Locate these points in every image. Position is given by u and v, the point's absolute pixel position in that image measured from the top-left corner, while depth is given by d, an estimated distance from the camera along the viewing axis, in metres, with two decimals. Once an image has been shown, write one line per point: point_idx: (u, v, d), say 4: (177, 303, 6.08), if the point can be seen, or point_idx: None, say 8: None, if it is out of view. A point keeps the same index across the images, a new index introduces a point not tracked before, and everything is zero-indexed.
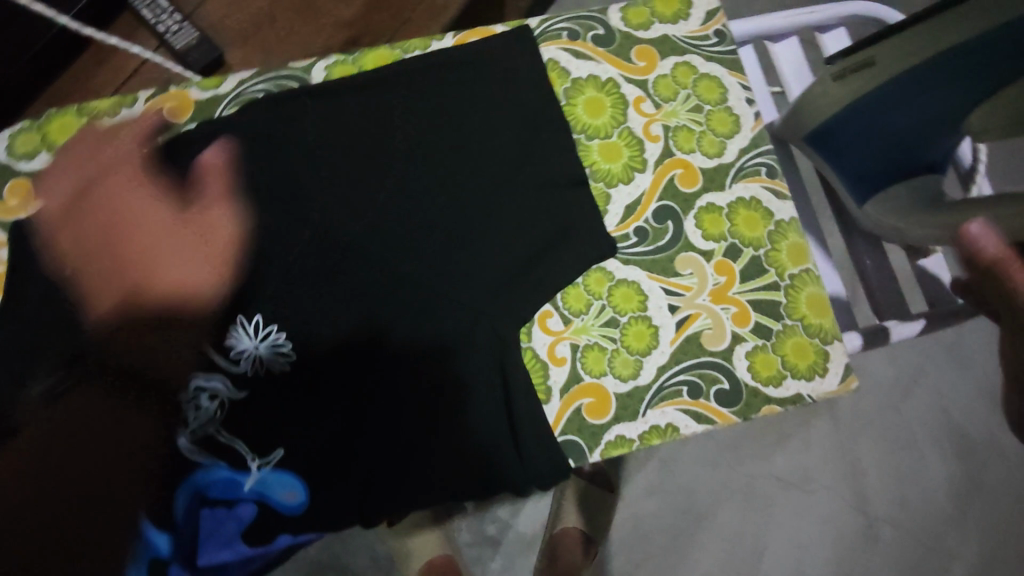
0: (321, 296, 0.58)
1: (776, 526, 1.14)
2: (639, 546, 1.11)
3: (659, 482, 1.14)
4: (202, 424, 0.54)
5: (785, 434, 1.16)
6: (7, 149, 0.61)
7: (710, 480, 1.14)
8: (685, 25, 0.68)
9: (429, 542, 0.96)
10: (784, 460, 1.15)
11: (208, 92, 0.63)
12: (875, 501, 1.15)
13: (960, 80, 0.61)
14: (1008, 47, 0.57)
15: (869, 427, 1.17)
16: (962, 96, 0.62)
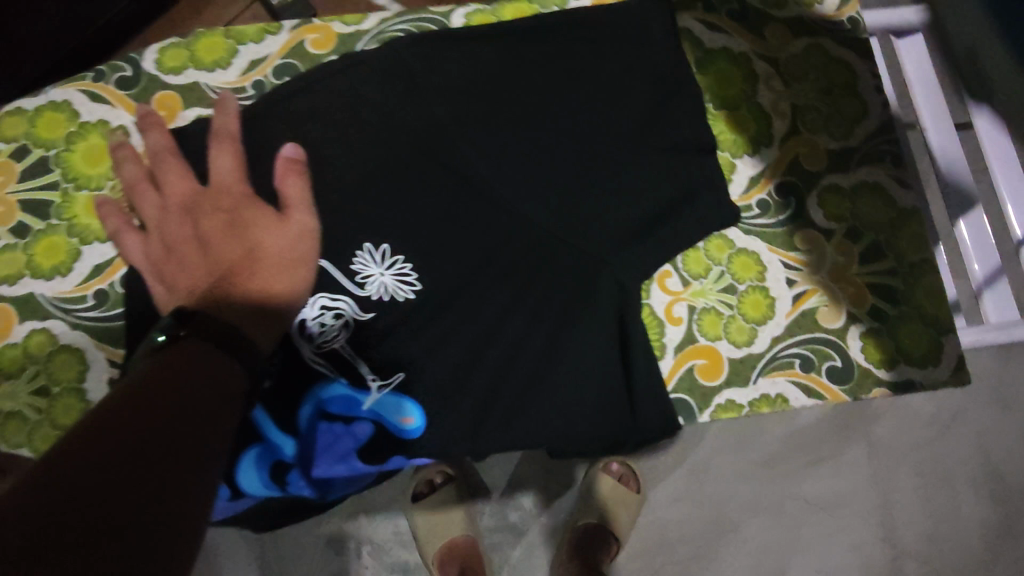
0: (447, 232, 0.59)
1: (792, 557, 0.78)
2: (651, 554, 0.78)
3: (685, 484, 0.79)
4: (328, 339, 0.56)
5: (819, 456, 0.79)
6: (155, 63, 0.63)
7: (745, 489, 0.79)
8: (821, 8, 0.67)
9: (450, 520, 0.74)
10: (822, 478, 0.79)
11: (350, 27, 0.65)
12: (904, 534, 0.79)
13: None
14: None
15: (915, 449, 0.80)
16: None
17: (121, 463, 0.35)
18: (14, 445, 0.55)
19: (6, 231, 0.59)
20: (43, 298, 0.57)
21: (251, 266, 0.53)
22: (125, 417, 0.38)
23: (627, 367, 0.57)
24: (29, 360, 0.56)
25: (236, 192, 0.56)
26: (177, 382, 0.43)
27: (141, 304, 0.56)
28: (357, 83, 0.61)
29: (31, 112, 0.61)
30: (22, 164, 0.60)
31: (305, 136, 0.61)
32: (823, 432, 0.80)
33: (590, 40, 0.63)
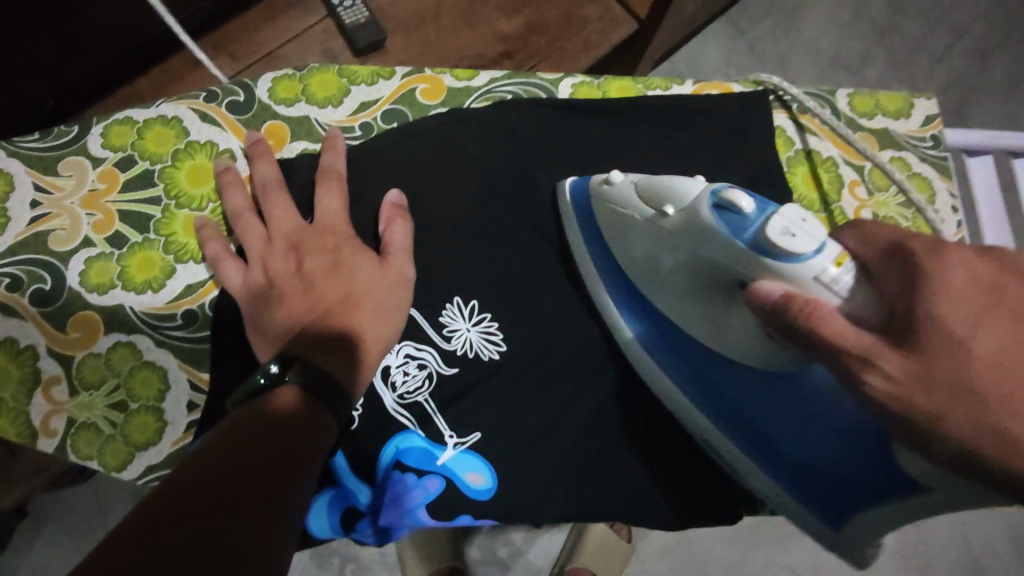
0: (534, 295, 0.60)
1: None
2: None
3: (675, 545, 0.91)
4: (411, 390, 0.57)
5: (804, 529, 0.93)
6: (269, 92, 0.64)
7: (730, 561, 0.92)
8: (905, 123, 0.71)
9: (439, 549, 0.83)
10: (804, 557, 0.92)
11: (460, 82, 0.67)
12: None
13: (785, 419, 0.51)
14: (691, 375, 0.56)
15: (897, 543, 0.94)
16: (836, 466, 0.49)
17: (207, 485, 0.37)
18: (84, 457, 0.55)
19: (103, 239, 0.59)
20: (130, 311, 0.57)
21: (351, 312, 0.53)
22: (219, 449, 0.40)
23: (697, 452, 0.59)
24: (110, 373, 0.56)
25: (340, 232, 0.57)
26: (270, 422, 0.43)
27: (233, 331, 0.56)
28: (461, 137, 0.63)
29: (140, 124, 0.62)
30: (126, 174, 0.61)
31: (408, 182, 0.62)
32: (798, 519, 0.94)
33: (691, 119, 0.65)
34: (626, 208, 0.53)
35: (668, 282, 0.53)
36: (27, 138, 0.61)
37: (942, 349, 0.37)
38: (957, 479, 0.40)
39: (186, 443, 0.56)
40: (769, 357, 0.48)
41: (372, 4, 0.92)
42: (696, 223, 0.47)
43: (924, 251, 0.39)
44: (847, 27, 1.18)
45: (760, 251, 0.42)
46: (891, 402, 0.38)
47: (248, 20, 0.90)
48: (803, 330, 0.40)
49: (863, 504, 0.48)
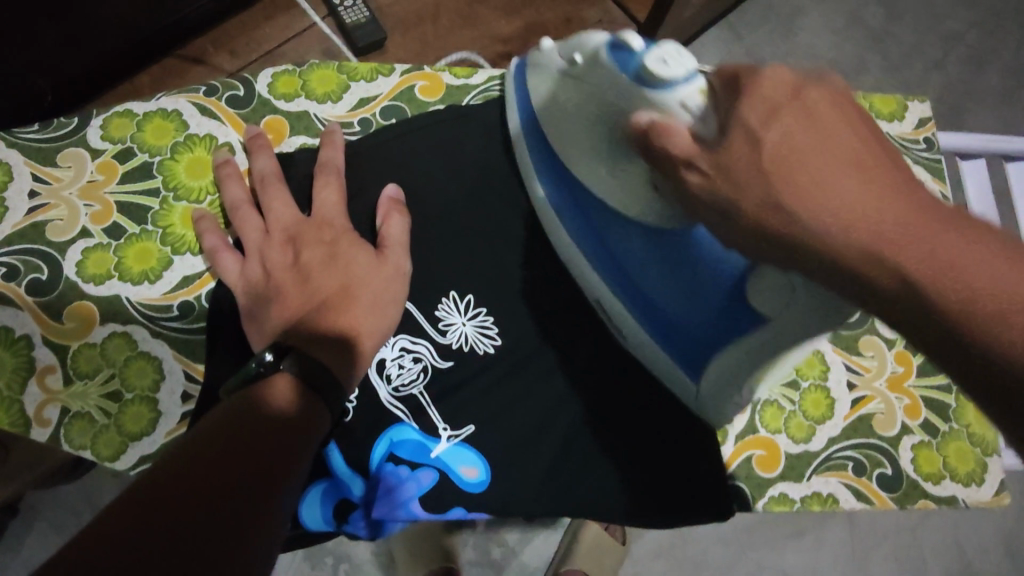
0: (529, 290, 0.61)
1: None
2: None
3: (669, 546, 0.91)
4: (407, 383, 0.57)
5: (798, 530, 0.93)
6: (269, 86, 0.65)
7: (724, 562, 0.91)
8: (898, 125, 0.72)
9: (433, 547, 0.83)
10: (797, 559, 0.92)
11: (459, 80, 0.68)
12: None
13: (665, 281, 0.52)
14: (596, 237, 0.56)
15: (890, 546, 0.94)
16: (705, 323, 0.50)
17: (200, 473, 0.38)
18: (77, 446, 0.55)
19: (100, 230, 0.59)
20: (126, 302, 0.58)
21: (346, 301, 0.53)
22: (215, 437, 0.40)
23: (691, 447, 0.58)
24: (105, 363, 0.56)
25: (337, 225, 0.57)
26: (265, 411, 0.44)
27: (229, 322, 0.56)
28: (459, 133, 0.63)
29: (140, 117, 0.62)
30: (125, 166, 0.61)
31: (406, 177, 0.62)
32: (792, 521, 0.94)
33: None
34: (546, 64, 0.54)
35: (570, 141, 0.54)
36: (27, 130, 0.61)
37: (743, 145, 0.37)
38: (797, 292, 0.40)
39: (180, 433, 0.56)
40: (648, 207, 0.49)
41: (373, 4, 0.93)
42: (595, 66, 0.47)
43: (751, 69, 0.39)
44: (842, 33, 1.19)
45: (640, 83, 0.43)
46: (705, 194, 0.39)
47: (248, 20, 0.91)
48: (653, 147, 0.42)
49: (716, 353, 0.50)
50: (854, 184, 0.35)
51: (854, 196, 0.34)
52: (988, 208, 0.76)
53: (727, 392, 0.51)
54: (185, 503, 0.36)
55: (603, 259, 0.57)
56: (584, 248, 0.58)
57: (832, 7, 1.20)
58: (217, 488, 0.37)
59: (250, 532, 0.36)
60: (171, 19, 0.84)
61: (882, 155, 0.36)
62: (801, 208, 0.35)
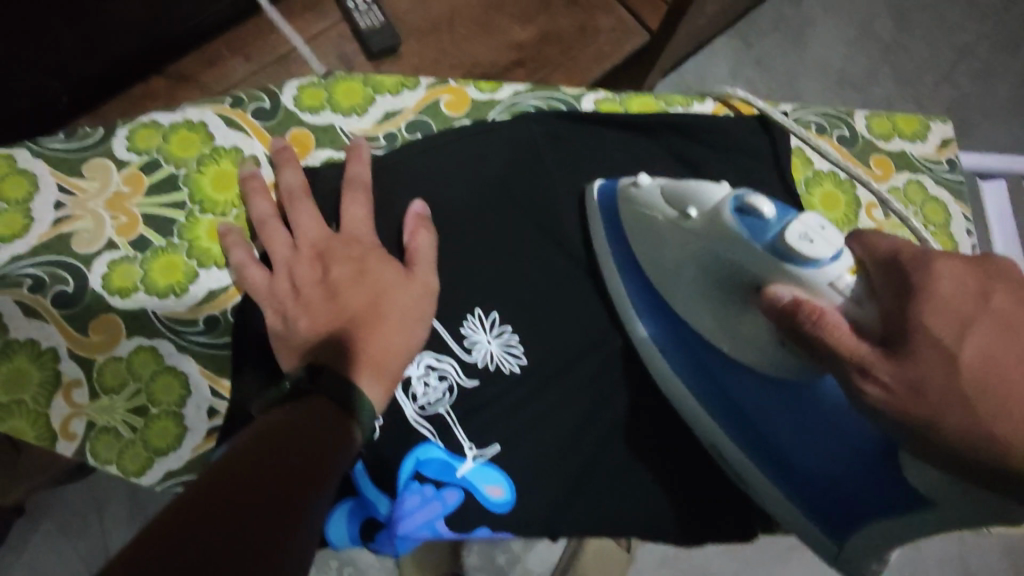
0: (554, 309, 0.61)
1: None
2: None
3: (675, 557, 0.91)
4: (432, 401, 0.57)
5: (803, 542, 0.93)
6: (294, 99, 0.65)
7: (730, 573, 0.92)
8: (921, 146, 0.72)
9: (442, 556, 0.83)
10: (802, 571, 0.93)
11: (484, 94, 0.67)
12: None
13: (794, 434, 0.52)
14: (711, 374, 0.57)
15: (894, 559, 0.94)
16: (847, 479, 0.50)
17: (231, 489, 0.37)
18: (104, 461, 0.55)
19: (126, 242, 0.59)
20: (152, 315, 0.57)
21: (376, 322, 0.53)
22: (245, 456, 0.40)
23: (714, 467, 0.59)
24: (131, 377, 0.56)
25: (365, 242, 0.57)
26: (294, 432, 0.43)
27: (256, 338, 0.56)
28: (485, 149, 0.63)
29: (166, 128, 0.62)
30: (150, 178, 0.61)
31: (431, 192, 0.62)
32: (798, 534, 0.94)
33: (711, 137, 0.66)
34: (653, 210, 0.54)
35: (691, 289, 0.55)
36: (52, 139, 0.61)
37: (934, 355, 0.39)
38: (959, 487, 0.41)
39: (205, 448, 0.56)
40: (776, 363, 0.50)
41: (387, 9, 0.92)
42: (721, 230, 0.48)
43: (917, 263, 0.42)
44: (854, 43, 1.19)
45: (778, 255, 0.45)
46: (887, 408, 0.41)
47: (262, 22, 0.90)
48: (812, 335, 0.42)
49: (863, 517, 0.50)
50: None
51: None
52: (1006, 228, 0.76)
53: (875, 554, 0.50)
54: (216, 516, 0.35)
55: (717, 400, 0.56)
56: (696, 390, 0.57)
57: (845, 16, 1.20)
58: (250, 504, 0.37)
59: (287, 538, 0.36)
60: (187, 21, 0.83)
61: None
62: (1008, 433, 0.38)
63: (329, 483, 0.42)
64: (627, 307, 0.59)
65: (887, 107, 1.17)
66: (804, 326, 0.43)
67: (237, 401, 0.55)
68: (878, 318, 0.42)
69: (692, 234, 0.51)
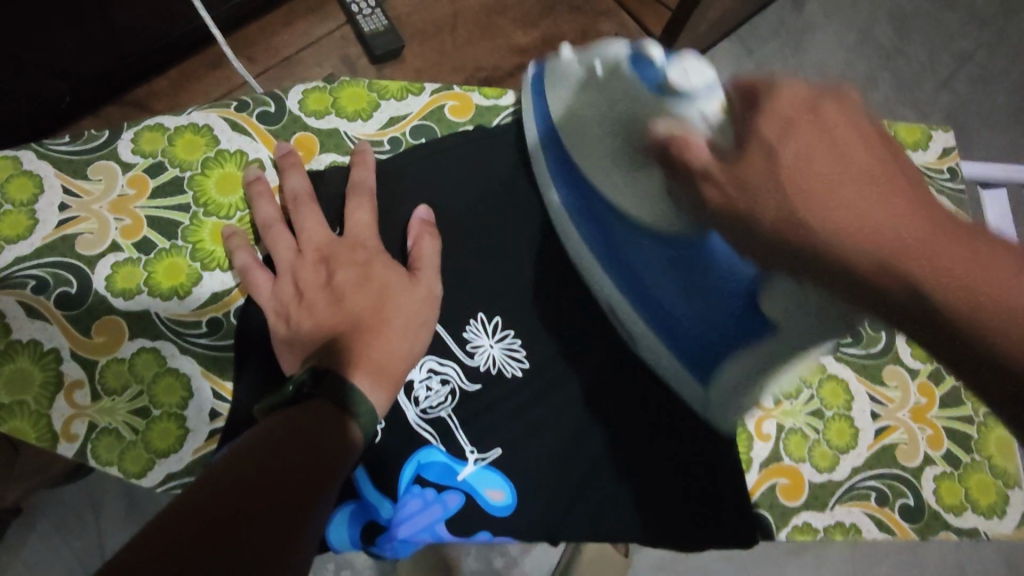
0: (557, 314, 0.61)
1: None
2: None
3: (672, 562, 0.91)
4: (435, 405, 0.57)
5: (800, 546, 0.93)
6: (299, 103, 0.65)
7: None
8: (923, 154, 0.72)
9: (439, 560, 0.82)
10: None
11: (489, 100, 0.68)
12: None
13: (674, 279, 0.53)
14: (606, 233, 0.57)
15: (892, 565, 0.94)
16: (720, 321, 0.51)
17: (232, 493, 0.37)
18: (105, 462, 0.55)
19: (130, 244, 0.59)
20: (155, 317, 0.58)
21: (379, 324, 0.53)
22: (247, 461, 0.40)
23: (698, 452, 0.58)
24: (133, 379, 0.56)
25: (369, 245, 0.57)
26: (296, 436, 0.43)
27: (259, 340, 0.57)
28: (489, 154, 0.63)
29: (171, 131, 0.62)
30: (155, 181, 0.61)
31: (435, 196, 0.62)
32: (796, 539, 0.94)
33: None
34: (568, 73, 0.57)
35: (589, 147, 0.55)
36: (58, 142, 0.61)
37: (759, 155, 0.41)
38: (803, 298, 0.42)
39: (207, 451, 0.56)
40: (661, 216, 0.51)
41: (391, 13, 0.93)
42: (618, 78, 0.51)
43: (766, 86, 0.43)
44: (853, 49, 1.20)
45: (659, 94, 0.47)
46: (727, 208, 0.43)
47: (266, 24, 0.91)
48: (677, 157, 0.46)
49: (730, 355, 0.51)
50: (882, 201, 0.36)
51: (897, 220, 0.34)
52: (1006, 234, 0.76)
53: (736, 394, 0.53)
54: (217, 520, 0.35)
55: (611, 256, 0.57)
56: (597, 248, 0.58)
57: (844, 23, 1.21)
58: (250, 509, 0.36)
59: (286, 544, 0.36)
60: (192, 23, 0.83)
61: (890, 164, 0.38)
62: (820, 222, 0.37)
63: (330, 488, 0.42)
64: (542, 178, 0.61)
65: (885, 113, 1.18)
66: (671, 148, 0.47)
67: (240, 404, 0.55)
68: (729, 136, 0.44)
69: (593, 90, 0.54)
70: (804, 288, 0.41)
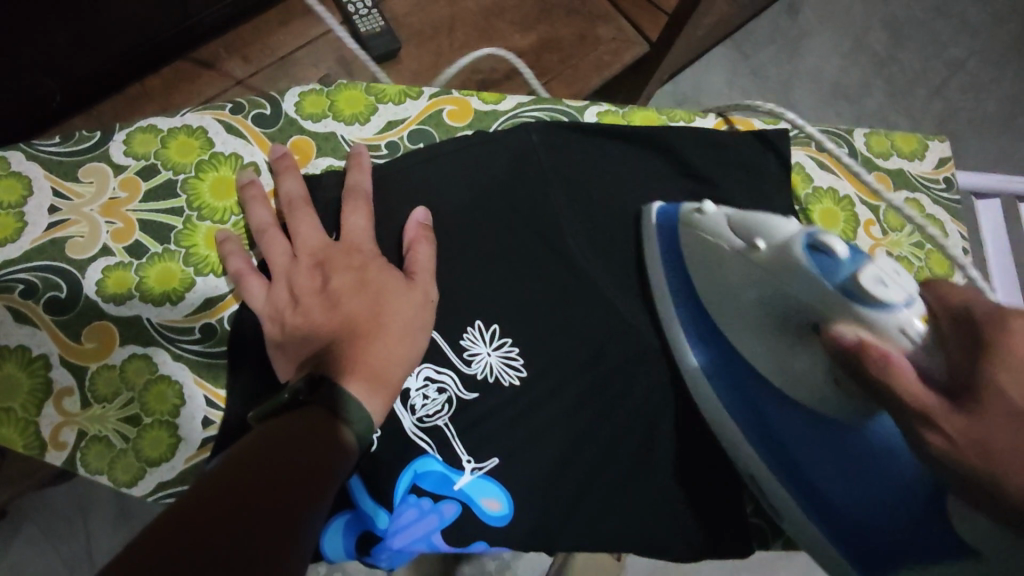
0: (553, 322, 0.60)
1: None
2: None
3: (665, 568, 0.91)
4: (431, 414, 0.57)
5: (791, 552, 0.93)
6: (295, 106, 0.64)
7: None
8: (919, 164, 0.73)
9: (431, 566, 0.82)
10: None
11: (487, 105, 0.67)
12: None
13: (843, 474, 0.49)
14: (767, 408, 0.53)
15: None
16: (902, 524, 0.46)
17: (225, 497, 0.36)
18: (94, 471, 0.54)
19: (122, 248, 0.58)
20: (147, 323, 0.57)
21: (376, 331, 0.53)
22: (239, 467, 0.39)
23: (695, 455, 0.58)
24: (124, 386, 0.55)
25: (366, 251, 0.56)
26: (291, 442, 0.43)
27: (253, 347, 0.56)
28: (487, 159, 0.63)
29: (164, 133, 0.61)
30: (148, 184, 0.60)
31: (432, 202, 0.62)
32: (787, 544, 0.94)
33: (695, 144, 0.66)
34: (717, 241, 0.52)
35: (753, 327, 0.52)
36: (47, 142, 0.60)
37: (1000, 417, 0.36)
38: (1009, 541, 0.38)
39: (199, 459, 0.55)
40: (823, 396, 0.48)
41: (389, 14, 0.92)
42: (788, 263, 0.46)
43: (992, 319, 0.38)
44: (849, 55, 1.20)
45: (848, 295, 0.42)
46: (949, 461, 0.38)
47: (261, 24, 0.89)
48: (870, 377, 0.41)
49: (900, 562, 0.46)
50: None
51: None
52: (1000, 243, 0.77)
53: None
54: (210, 524, 0.34)
55: (764, 439, 0.54)
56: (756, 426, 0.54)
57: (841, 28, 1.21)
58: (245, 512, 0.36)
59: (283, 545, 0.35)
60: (185, 21, 0.82)
61: None
62: None
63: (326, 492, 0.42)
64: (681, 341, 0.58)
65: (879, 119, 1.19)
66: (866, 371, 0.41)
67: (232, 412, 0.55)
68: (947, 376, 0.39)
69: (753, 269, 0.49)
70: (1002, 535, 0.38)
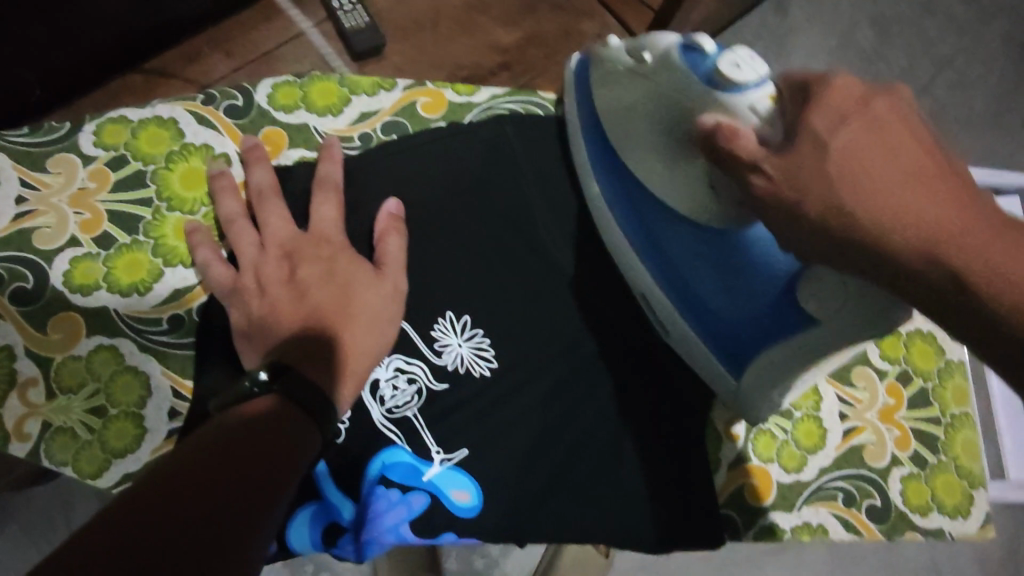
0: (526, 313, 0.60)
1: None
2: None
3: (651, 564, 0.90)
4: (400, 405, 0.57)
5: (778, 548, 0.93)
6: (268, 97, 0.64)
7: None
8: None
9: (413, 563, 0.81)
10: None
11: (461, 97, 0.67)
12: None
13: (718, 272, 0.53)
14: (654, 218, 0.57)
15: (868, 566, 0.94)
16: (758, 310, 0.51)
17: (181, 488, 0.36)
18: (59, 462, 0.54)
19: (90, 239, 0.58)
20: (114, 314, 0.56)
21: (342, 322, 0.52)
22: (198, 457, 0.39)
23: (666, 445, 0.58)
24: (90, 377, 0.55)
25: (335, 241, 0.56)
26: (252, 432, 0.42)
27: (221, 338, 0.55)
28: (460, 150, 0.63)
29: (135, 124, 0.61)
30: (117, 174, 0.60)
31: (404, 193, 0.61)
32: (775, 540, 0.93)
33: None
34: (613, 63, 0.55)
35: (637, 140, 0.55)
36: (16, 133, 0.60)
37: (809, 151, 0.39)
38: (846, 296, 0.43)
39: (165, 450, 0.55)
40: (705, 209, 0.52)
41: (373, 10, 0.92)
42: (667, 69, 0.49)
43: (822, 80, 0.41)
44: (835, 52, 1.21)
45: (710, 84, 0.46)
46: (774, 199, 0.41)
47: (244, 19, 0.89)
48: (723, 152, 0.44)
49: (766, 344, 0.52)
50: (926, 200, 0.36)
51: (938, 211, 0.36)
52: None
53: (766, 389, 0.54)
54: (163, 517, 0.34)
55: (651, 251, 0.58)
56: (646, 241, 0.59)
57: (826, 26, 1.22)
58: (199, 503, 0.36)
59: (238, 539, 0.35)
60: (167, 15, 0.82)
61: (942, 170, 0.37)
62: (874, 223, 0.37)
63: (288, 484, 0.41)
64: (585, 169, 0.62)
65: None
66: (718, 147, 0.44)
67: (199, 402, 0.54)
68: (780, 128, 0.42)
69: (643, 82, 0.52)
70: (846, 279, 0.42)
